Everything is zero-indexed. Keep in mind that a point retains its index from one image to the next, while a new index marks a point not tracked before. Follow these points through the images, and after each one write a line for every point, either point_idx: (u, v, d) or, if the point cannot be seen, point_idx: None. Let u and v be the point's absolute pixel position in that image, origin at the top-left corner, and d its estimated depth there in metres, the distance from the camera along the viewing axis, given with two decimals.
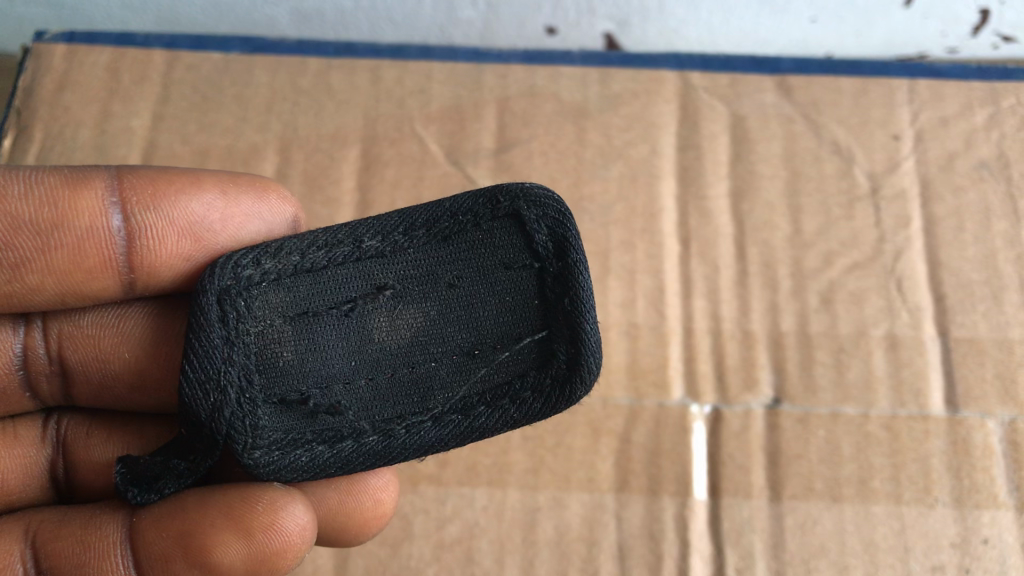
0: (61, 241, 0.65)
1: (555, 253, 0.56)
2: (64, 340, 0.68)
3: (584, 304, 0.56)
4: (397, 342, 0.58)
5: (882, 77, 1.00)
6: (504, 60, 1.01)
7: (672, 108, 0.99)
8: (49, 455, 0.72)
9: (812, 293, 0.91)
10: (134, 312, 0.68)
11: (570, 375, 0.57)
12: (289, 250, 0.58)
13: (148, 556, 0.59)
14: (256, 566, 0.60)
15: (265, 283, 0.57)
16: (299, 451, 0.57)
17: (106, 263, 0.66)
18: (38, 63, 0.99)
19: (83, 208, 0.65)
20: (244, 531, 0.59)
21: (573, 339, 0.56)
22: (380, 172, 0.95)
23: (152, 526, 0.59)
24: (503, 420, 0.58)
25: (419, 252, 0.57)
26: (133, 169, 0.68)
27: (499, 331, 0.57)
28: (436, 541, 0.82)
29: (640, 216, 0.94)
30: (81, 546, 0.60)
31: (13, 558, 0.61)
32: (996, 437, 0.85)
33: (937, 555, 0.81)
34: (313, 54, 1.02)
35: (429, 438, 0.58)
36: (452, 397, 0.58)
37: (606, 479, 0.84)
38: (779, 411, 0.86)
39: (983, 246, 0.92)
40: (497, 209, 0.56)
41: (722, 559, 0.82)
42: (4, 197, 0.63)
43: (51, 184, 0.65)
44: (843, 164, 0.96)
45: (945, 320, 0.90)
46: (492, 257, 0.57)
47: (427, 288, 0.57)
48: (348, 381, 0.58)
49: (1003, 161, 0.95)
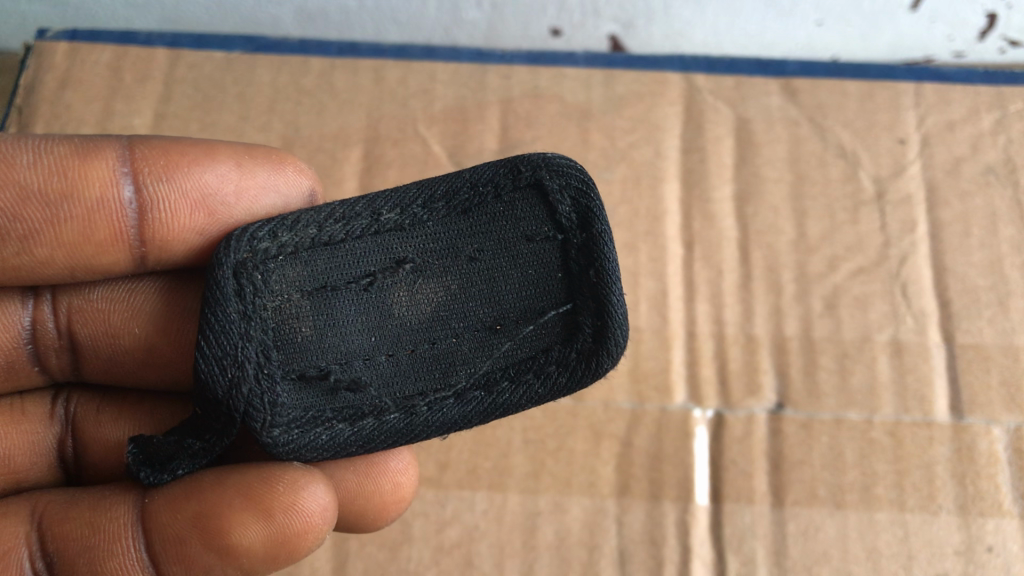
0: (71, 212, 0.64)
1: (578, 224, 0.56)
2: (74, 314, 0.68)
3: (609, 275, 0.56)
4: (418, 317, 0.58)
5: (888, 81, 1.00)
6: (508, 62, 1.01)
7: (676, 110, 0.99)
8: (57, 433, 0.71)
9: (816, 297, 0.90)
10: (145, 287, 0.68)
11: (596, 348, 0.56)
12: (306, 223, 0.58)
13: (161, 537, 0.58)
14: (278, 548, 0.58)
15: (282, 257, 0.57)
16: (319, 430, 0.57)
17: (117, 235, 0.65)
18: (40, 61, 0.98)
19: (94, 178, 0.65)
20: (264, 512, 0.58)
21: (599, 311, 0.56)
22: (382, 173, 0.95)
23: (167, 508, 0.59)
24: (527, 396, 0.57)
25: (439, 224, 0.57)
26: (145, 140, 0.67)
27: (522, 306, 0.57)
28: (436, 544, 0.81)
29: (644, 218, 0.93)
30: (90, 528, 0.59)
31: (19, 540, 0.59)
32: (1001, 445, 0.84)
33: (940, 563, 0.80)
34: (316, 53, 1.01)
35: (452, 415, 0.57)
36: (474, 372, 0.58)
37: (607, 483, 0.83)
38: (782, 416, 0.86)
39: (989, 251, 0.92)
40: (518, 179, 0.57)
41: (724, 565, 0.81)
42: (13, 167, 0.63)
43: (62, 154, 0.64)
44: (848, 168, 0.96)
45: (951, 326, 0.89)
46: (513, 229, 0.57)
47: (448, 262, 0.57)
48: (368, 358, 0.57)
49: (1010, 166, 0.95)
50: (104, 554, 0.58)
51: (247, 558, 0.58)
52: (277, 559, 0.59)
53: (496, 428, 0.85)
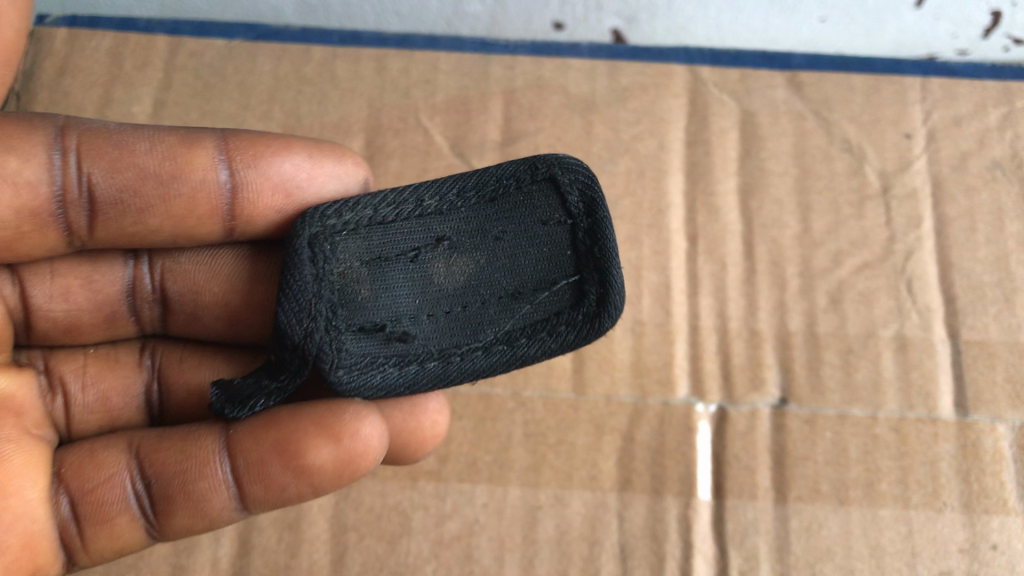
0: (177, 191, 0.70)
1: (585, 212, 0.63)
2: (166, 275, 0.74)
3: (610, 252, 0.63)
4: (454, 284, 0.64)
5: (893, 75, 0.99)
6: (511, 52, 1.01)
7: (681, 103, 0.98)
8: (145, 379, 0.76)
9: (820, 292, 0.90)
10: (226, 254, 0.73)
11: (599, 311, 0.63)
12: (365, 205, 0.65)
13: (245, 461, 0.65)
14: (344, 467, 0.65)
15: (347, 233, 0.64)
16: (375, 373, 0.64)
17: (213, 210, 0.70)
18: (39, 47, 0.98)
19: (197, 164, 0.70)
20: (334, 436, 0.64)
21: (601, 281, 0.63)
22: (384, 163, 0.94)
23: (248, 436, 0.65)
24: (542, 349, 0.64)
25: (471, 211, 0.65)
26: (236, 133, 0.72)
27: (539, 276, 0.64)
28: (435, 537, 0.80)
29: (647, 211, 0.93)
30: (181, 455, 0.65)
31: (120, 466, 0.66)
32: (1006, 442, 0.83)
33: (944, 561, 0.79)
34: (318, 42, 1.00)
35: (480, 365, 0.64)
36: (500, 329, 0.64)
37: (609, 477, 0.82)
38: (785, 411, 0.85)
39: (994, 247, 0.91)
40: (536, 174, 0.64)
41: (726, 560, 0.80)
42: (134, 153, 0.69)
43: (170, 143, 0.70)
44: (853, 163, 0.95)
45: (955, 322, 0.88)
46: (531, 215, 0.64)
47: (478, 240, 0.64)
48: (414, 316, 0.64)
49: (1016, 161, 0.94)
50: (195, 476, 0.65)
51: (318, 476, 0.65)
52: (341, 478, 0.65)
53: (497, 420, 0.84)
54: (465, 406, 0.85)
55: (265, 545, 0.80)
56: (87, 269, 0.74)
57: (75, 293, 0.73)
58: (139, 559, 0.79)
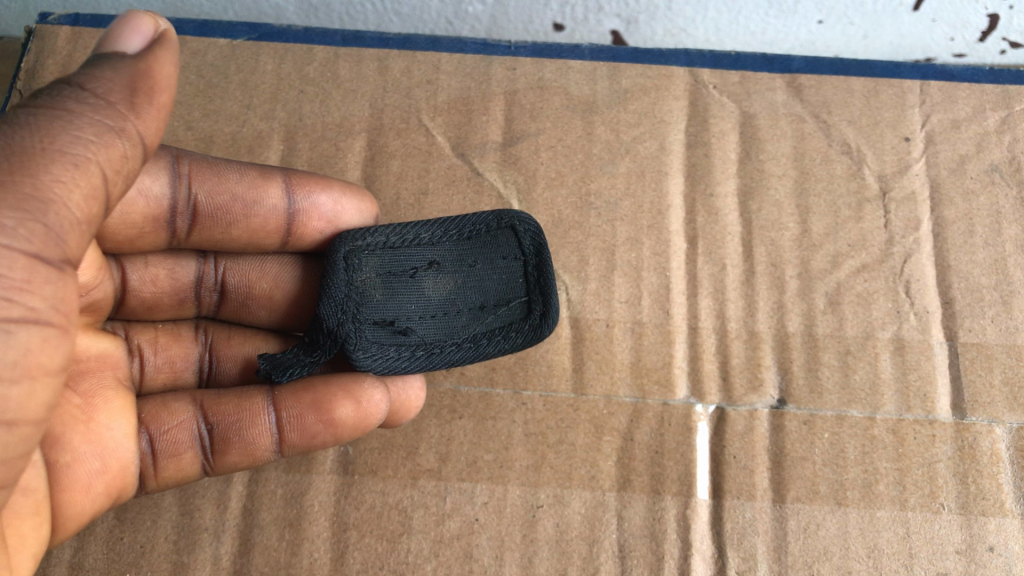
0: (253, 214, 0.81)
1: (534, 252, 0.79)
2: (229, 274, 0.85)
3: (550, 282, 0.78)
4: (440, 296, 0.77)
5: (892, 78, 1.00)
6: (513, 54, 1.01)
7: (681, 105, 0.99)
8: (199, 352, 0.87)
9: (820, 294, 0.90)
10: (280, 263, 0.86)
11: (540, 323, 0.77)
12: (379, 233, 0.78)
13: (286, 414, 0.79)
14: (361, 423, 0.79)
15: (366, 252, 0.77)
16: (380, 357, 0.75)
17: (278, 230, 0.82)
18: (42, 45, 0.98)
19: (270, 193, 0.81)
20: (354, 397, 0.79)
21: (543, 301, 0.77)
22: (386, 163, 0.94)
23: (290, 395, 0.80)
24: (498, 348, 0.77)
25: (455, 244, 0.78)
26: (298, 172, 0.84)
27: (501, 293, 0.78)
28: (435, 536, 0.80)
29: (647, 212, 0.93)
30: (237, 408, 0.80)
31: (188, 414, 0.79)
32: (1003, 444, 0.84)
33: (941, 562, 0.79)
34: (320, 42, 1.01)
35: (454, 358, 0.76)
36: (472, 332, 0.77)
37: (608, 477, 0.83)
38: (783, 412, 0.85)
39: (993, 251, 0.91)
40: (501, 222, 0.79)
41: (725, 560, 0.80)
42: (225, 181, 0.81)
43: (252, 176, 0.82)
44: (852, 166, 0.95)
45: (954, 325, 0.89)
46: (498, 250, 0.78)
47: (460, 265, 0.78)
48: (410, 318, 0.76)
49: (1014, 165, 0.95)
50: (247, 424, 0.79)
51: (341, 429, 0.79)
52: (359, 432, 0.79)
53: (497, 420, 0.85)
54: (466, 405, 0.85)
55: (266, 543, 0.80)
56: (166, 262, 0.84)
57: (161, 280, 0.84)
58: (141, 556, 0.79)
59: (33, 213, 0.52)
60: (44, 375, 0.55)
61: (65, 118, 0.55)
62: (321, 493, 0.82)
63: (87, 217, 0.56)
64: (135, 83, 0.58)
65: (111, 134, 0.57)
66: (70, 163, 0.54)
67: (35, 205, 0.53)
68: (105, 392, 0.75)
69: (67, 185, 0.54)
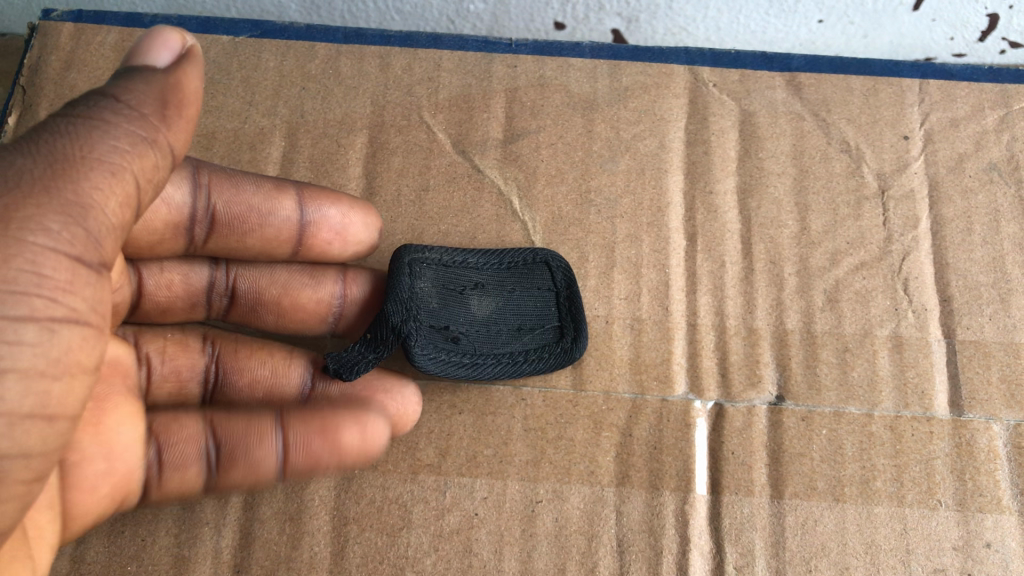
0: (268, 224, 0.84)
1: (566, 286, 0.88)
2: (240, 281, 0.86)
3: (581, 317, 0.87)
4: (487, 312, 0.86)
5: (892, 76, 1.01)
6: (514, 51, 1.02)
7: (681, 102, 0.99)
8: (206, 363, 0.84)
9: (818, 291, 0.90)
10: (289, 272, 0.87)
11: (571, 347, 0.85)
12: (434, 253, 0.86)
13: (293, 438, 0.74)
14: (365, 453, 0.76)
15: (424, 267, 0.85)
16: (433, 360, 0.82)
17: (290, 240, 0.85)
18: (45, 41, 0.99)
19: (284, 205, 0.84)
20: (361, 427, 0.75)
21: (573, 327, 0.86)
22: (387, 160, 0.95)
23: (299, 417, 0.75)
24: (532, 367, 0.85)
25: (497, 271, 0.88)
26: (309, 185, 0.86)
27: (535, 318, 0.87)
28: (435, 530, 0.81)
29: (646, 209, 0.94)
30: (245, 427, 0.75)
31: (196, 429, 0.75)
32: (1001, 441, 0.84)
33: (938, 558, 0.80)
34: (322, 39, 1.02)
35: (493, 371, 0.84)
36: (510, 350, 0.85)
37: (607, 472, 0.83)
38: (782, 408, 0.86)
39: (991, 249, 0.92)
40: (537, 257, 0.88)
41: (723, 555, 0.81)
42: (243, 192, 0.83)
43: (267, 188, 0.84)
44: (851, 164, 0.96)
45: (952, 323, 0.89)
46: (534, 280, 0.88)
47: (503, 288, 0.87)
48: (462, 327, 0.85)
49: (1013, 164, 0.95)
50: (253, 445, 0.74)
51: (344, 457, 0.75)
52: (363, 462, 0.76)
53: (496, 415, 0.85)
54: (466, 400, 0.86)
55: (267, 536, 0.81)
56: (180, 267, 0.85)
57: (175, 285, 0.85)
58: (142, 550, 0.80)
59: (76, 218, 0.53)
60: (82, 371, 0.55)
61: (102, 128, 0.56)
62: (320, 488, 0.82)
63: (121, 223, 0.57)
64: (166, 96, 0.59)
65: (144, 144, 0.57)
66: (108, 171, 0.55)
67: (78, 210, 0.53)
68: (115, 397, 0.73)
69: (105, 192, 0.55)
